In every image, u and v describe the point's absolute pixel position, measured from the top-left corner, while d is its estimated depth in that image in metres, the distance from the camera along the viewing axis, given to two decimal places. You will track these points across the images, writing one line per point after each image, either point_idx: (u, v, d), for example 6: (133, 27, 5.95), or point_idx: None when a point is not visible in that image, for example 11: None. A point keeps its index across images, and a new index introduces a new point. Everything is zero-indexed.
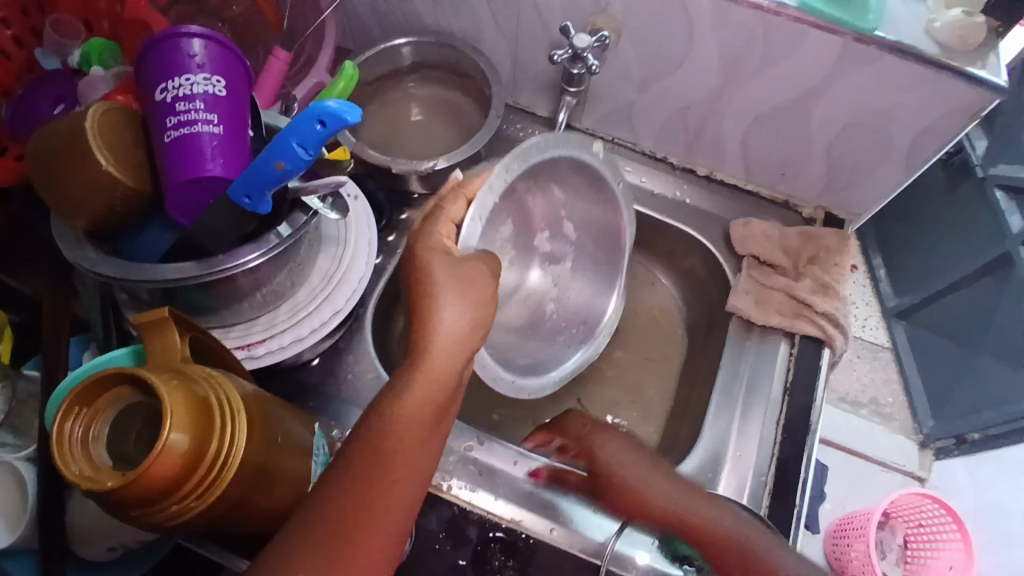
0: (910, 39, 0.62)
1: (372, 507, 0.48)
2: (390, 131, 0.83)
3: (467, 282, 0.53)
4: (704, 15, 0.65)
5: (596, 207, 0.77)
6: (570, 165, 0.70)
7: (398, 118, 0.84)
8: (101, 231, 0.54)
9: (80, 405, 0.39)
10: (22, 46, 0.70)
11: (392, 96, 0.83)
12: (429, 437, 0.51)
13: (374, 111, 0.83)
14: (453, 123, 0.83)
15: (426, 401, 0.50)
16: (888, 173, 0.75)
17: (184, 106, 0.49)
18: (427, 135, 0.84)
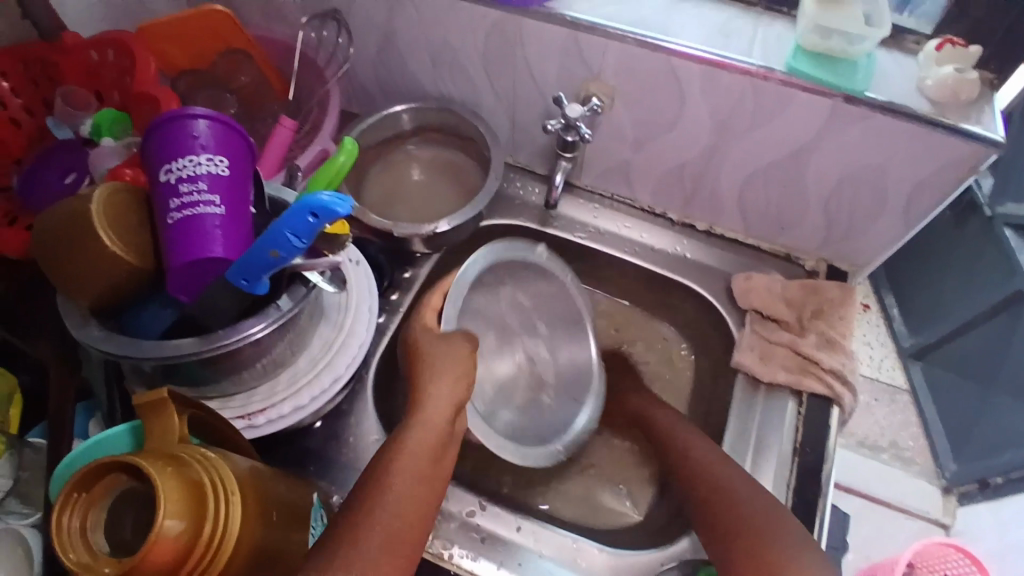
0: (900, 98, 0.63)
1: (375, 546, 0.50)
2: (392, 195, 0.85)
3: (455, 354, 0.65)
4: (692, 80, 0.67)
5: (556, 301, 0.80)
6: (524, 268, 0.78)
7: (399, 181, 0.85)
8: (106, 308, 0.55)
9: (78, 491, 0.39)
10: (33, 115, 0.74)
11: (395, 158, 0.85)
12: (429, 472, 0.57)
13: (376, 175, 0.85)
14: (455, 185, 0.85)
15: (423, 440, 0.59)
16: (887, 227, 0.75)
17: (187, 188, 0.51)
18: (429, 198, 0.85)
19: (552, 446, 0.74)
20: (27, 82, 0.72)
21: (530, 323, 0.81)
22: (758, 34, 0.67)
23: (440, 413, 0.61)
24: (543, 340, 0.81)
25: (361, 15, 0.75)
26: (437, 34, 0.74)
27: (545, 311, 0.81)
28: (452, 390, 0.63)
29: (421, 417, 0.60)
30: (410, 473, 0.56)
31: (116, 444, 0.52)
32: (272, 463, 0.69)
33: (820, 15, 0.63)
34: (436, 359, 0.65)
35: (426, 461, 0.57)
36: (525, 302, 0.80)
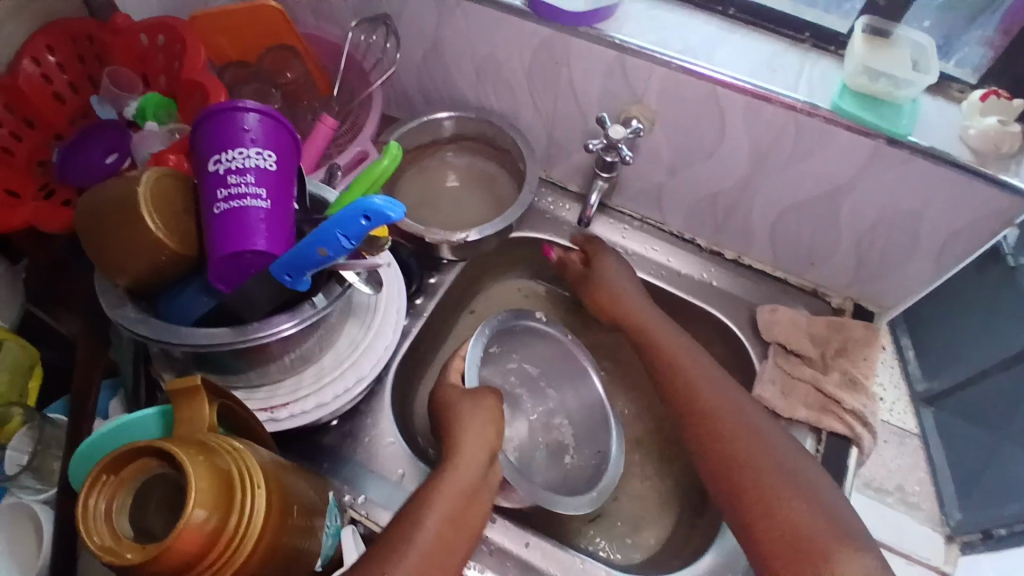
0: (942, 143, 0.63)
1: None
2: (427, 201, 0.86)
3: (482, 408, 0.66)
4: (735, 111, 0.67)
5: (560, 361, 0.80)
6: (531, 334, 0.79)
7: (434, 187, 0.86)
8: (142, 289, 0.55)
9: (107, 474, 0.40)
10: (78, 92, 0.75)
11: (429, 163, 0.86)
12: (459, 522, 0.59)
13: (411, 179, 0.85)
14: (488, 194, 0.86)
15: (455, 489, 0.60)
16: (916, 270, 0.75)
17: (235, 179, 0.51)
18: (462, 207, 0.86)
19: (587, 492, 0.70)
20: (75, 58, 0.73)
21: (537, 388, 0.82)
22: (805, 71, 0.67)
23: (467, 465, 0.62)
24: (556, 403, 0.81)
25: (412, 22, 0.76)
26: (484, 47, 0.75)
27: (554, 373, 0.81)
28: (481, 440, 0.64)
29: (453, 468, 0.62)
30: (439, 519, 0.58)
31: (142, 425, 0.52)
32: (288, 456, 0.69)
33: (869, 58, 0.64)
34: (463, 415, 0.66)
35: (451, 513, 0.59)
36: (534, 371, 0.81)
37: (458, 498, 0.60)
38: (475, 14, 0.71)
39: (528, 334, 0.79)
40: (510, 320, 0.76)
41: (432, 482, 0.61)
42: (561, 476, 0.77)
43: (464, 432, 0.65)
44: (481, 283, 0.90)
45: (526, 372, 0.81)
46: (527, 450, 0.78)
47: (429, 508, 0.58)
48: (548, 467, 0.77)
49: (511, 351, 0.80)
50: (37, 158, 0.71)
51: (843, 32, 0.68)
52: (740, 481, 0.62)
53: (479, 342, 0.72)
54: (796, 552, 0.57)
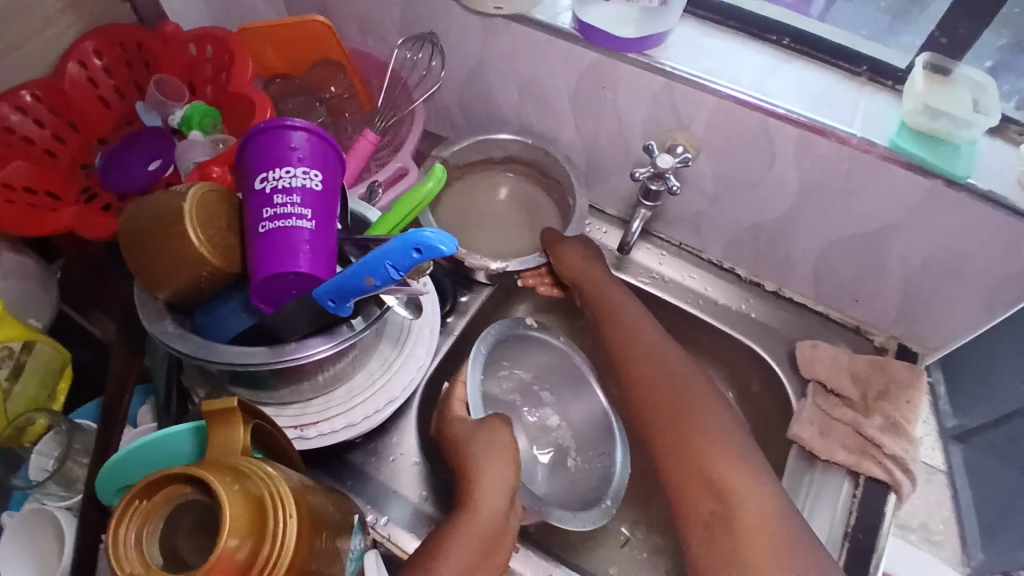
0: (1003, 188, 0.60)
1: None
2: (469, 223, 0.84)
3: (493, 444, 0.64)
4: (785, 143, 0.66)
5: (558, 367, 0.79)
6: (529, 343, 0.77)
7: (477, 209, 0.85)
8: (183, 303, 0.56)
9: (140, 499, 0.39)
10: (124, 97, 0.75)
11: (472, 184, 0.85)
12: (476, 567, 0.57)
13: (454, 200, 0.84)
14: (531, 221, 0.85)
15: (473, 536, 0.58)
16: (966, 313, 0.72)
17: (281, 199, 0.51)
18: (504, 233, 0.84)
19: (598, 503, 0.70)
20: (122, 63, 0.73)
21: (533, 394, 0.79)
22: (860, 105, 0.65)
23: (489, 505, 0.60)
24: (553, 406, 0.79)
25: (458, 41, 0.76)
26: (528, 68, 0.74)
27: (551, 378, 0.79)
28: (500, 479, 0.62)
29: (472, 512, 0.59)
30: (457, 568, 0.56)
31: (174, 442, 0.52)
32: (314, 472, 0.69)
33: (928, 96, 0.62)
34: (479, 450, 0.63)
35: (473, 559, 0.57)
36: (527, 377, 0.78)
37: (474, 545, 0.57)
38: (521, 35, 0.71)
39: (525, 343, 0.77)
40: (502, 332, 0.74)
41: (452, 525, 0.59)
42: (565, 481, 0.74)
43: (483, 473, 0.62)
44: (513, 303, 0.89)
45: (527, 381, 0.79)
46: (529, 459, 0.76)
47: (444, 558, 0.56)
48: (550, 475, 0.75)
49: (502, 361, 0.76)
50: (80, 163, 0.72)
51: (901, 67, 0.66)
52: (655, 434, 0.65)
53: (476, 364, 0.70)
54: (715, 543, 0.57)
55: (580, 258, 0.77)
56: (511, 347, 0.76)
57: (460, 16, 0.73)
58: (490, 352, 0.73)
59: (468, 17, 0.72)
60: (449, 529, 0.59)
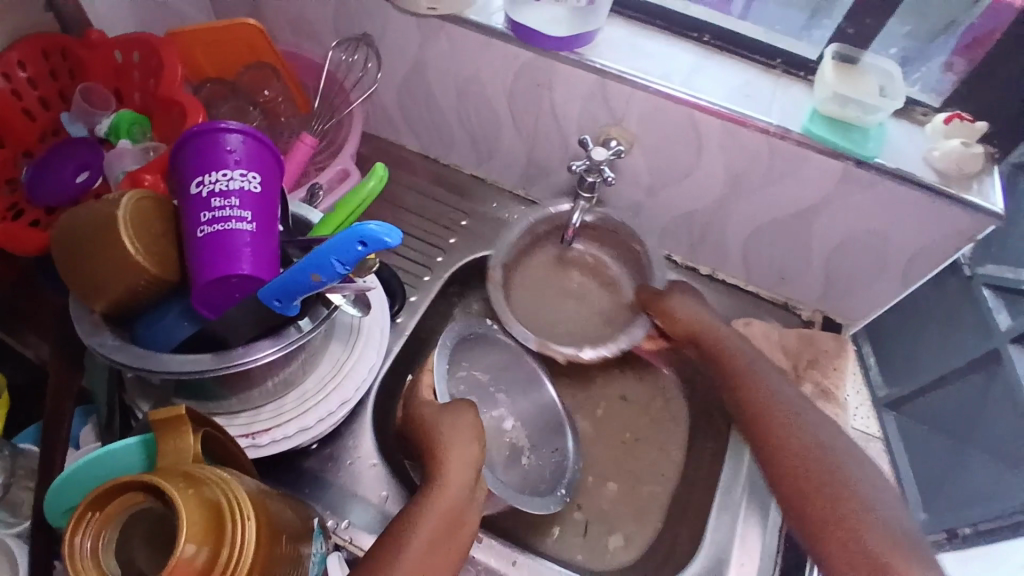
0: (910, 165, 0.66)
1: None
2: (545, 311, 0.84)
3: (457, 424, 0.67)
4: (711, 134, 0.69)
5: (510, 365, 0.80)
6: (484, 343, 0.78)
7: (547, 291, 0.86)
8: (118, 313, 0.54)
9: (93, 510, 0.39)
10: (48, 108, 0.72)
11: (533, 266, 0.86)
12: (445, 542, 0.58)
13: (521, 291, 0.85)
14: (600, 288, 0.86)
15: (441, 513, 0.60)
16: (884, 285, 0.78)
17: (219, 202, 0.51)
18: (582, 309, 0.85)
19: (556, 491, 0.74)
20: (47, 73, 0.70)
21: (489, 396, 0.79)
22: (777, 97, 0.70)
23: (455, 486, 0.62)
24: (507, 408, 0.79)
25: (393, 42, 0.77)
26: (467, 69, 0.76)
27: (506, 381, 0.80)
28: (465, 459, 0.65)
29: (439, 487, 0.62)
30: (424, 541, 0.57)
31: (116, 460, 0.51)
32: (268, 482, 0.67)
33: (837, 85, 0.67)
34: (445, 431, 0.66)
35: (436, 535, 0.58)
36: (484, 378, 0.79)
37: (442, 520, 0.59)
38: (457, 36, 0.72)
39: (481, 344, 0.78)
40: (460, 333, 0.75)
41: (418, 507, 0.60)
42: (521, 477, 0.76)
43: (449, 452, 0.65)
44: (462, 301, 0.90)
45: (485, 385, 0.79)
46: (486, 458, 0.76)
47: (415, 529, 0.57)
48: (507, 471, 0.76)
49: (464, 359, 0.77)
50: (6, 178, 0.69)
51: (812, 59, 0.72)
52: (808, 508, 0.60)
53: (442, 355, 0.74)
54: None
55: (690, 310, 0.78)
56: (467, 350, 0.77)
57: (396, 18, 0.73)
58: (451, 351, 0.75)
59: (404, 18, 0.73)
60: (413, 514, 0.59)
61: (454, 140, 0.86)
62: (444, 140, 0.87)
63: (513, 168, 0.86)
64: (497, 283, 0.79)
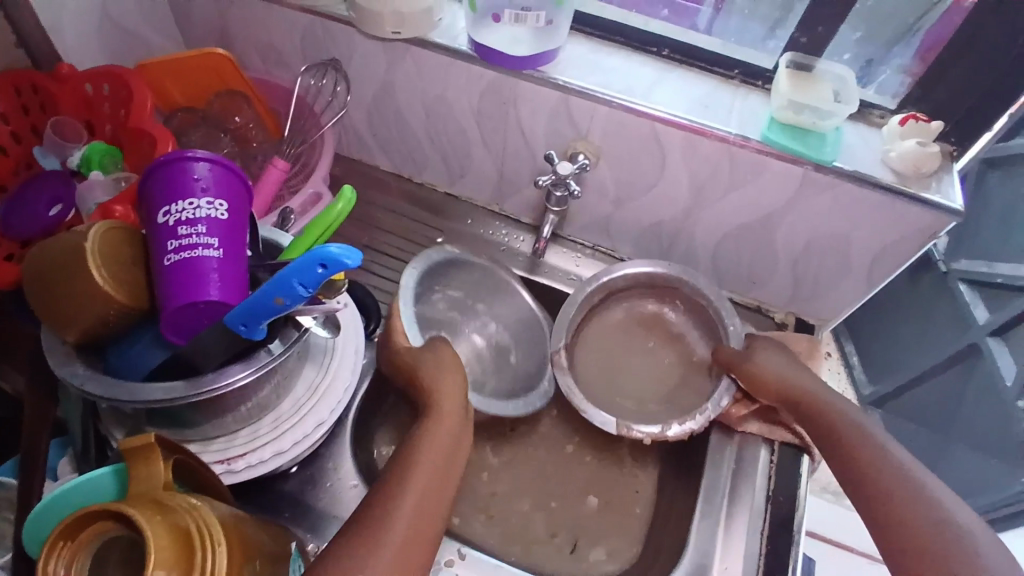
0: (867, 168, 0.68)
1: (408, 520, 0.53)
2: (619, 380, 0.82)
3: (441, 361, 0.68)
4: (673, 146, 0.71)
5: (484, 280, 0.82)
6: (460, 267, 0.80)
7: (618, 358, 0.83)
8: (90, 343, 0.55)
9: (64, 539, 0.40)
10: (20, 141, 0.72)
11: (600, 333, 0.84)
12: (452, 458, 0.60)
13: (589, 362, 0.82)
14: (670, 346, 0.83)
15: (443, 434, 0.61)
16: (852, 286, 0.79)
17: (186, 230, 0.51)
18: (657, 372, 0.82)
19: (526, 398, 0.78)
20: (19, 108, 0.70)
21: (468, 308, 0.82)
22: (735, 106, 0.72)
23: (447, 423, 0.63)
24: (487, 316, 0.83)
25: (361, 66, 0.78)
26: (434, 89, 0.77)
27: (481, 291, 0.82)
28: (455, 400, 0.65)
29: (437, 409, 0.64)
30: (432, 451, 0.59)
31: (90, 489, 0.51)
32: (246, 507, 0.67)
33: (792, 93, 0.69)
34: (429, 369, 0.67)
35: (445, 449, 0.60)
36: (460, 295, 0.82)
37: (447, 439, 0.61)
38: (423, 58, 0.74)
39: (455, 269, 0.80)
40: (429, 261, 0.76)
41: (420, 432, 0.61)
42: (510, 383, 0.80)
43: (438, 384, 0.66)
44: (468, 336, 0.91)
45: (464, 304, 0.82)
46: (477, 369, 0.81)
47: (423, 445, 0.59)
48: (497, 376, 0.81)
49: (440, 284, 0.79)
50: None
51: (768, 69, 0.74)
52: (893, 534, 0.56)
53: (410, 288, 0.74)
54: None
55: (779, 369, 0.71)
56: (442, 274, 0.79)
57: (362, 43, 0.75)
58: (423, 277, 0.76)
59: (370, 42, 0.75)
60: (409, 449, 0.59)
61: (426, 159, 0.88)
62: (415, 159, 0.89)
63: (485, 185, 0.88)
64: (563, 366, 0.76)
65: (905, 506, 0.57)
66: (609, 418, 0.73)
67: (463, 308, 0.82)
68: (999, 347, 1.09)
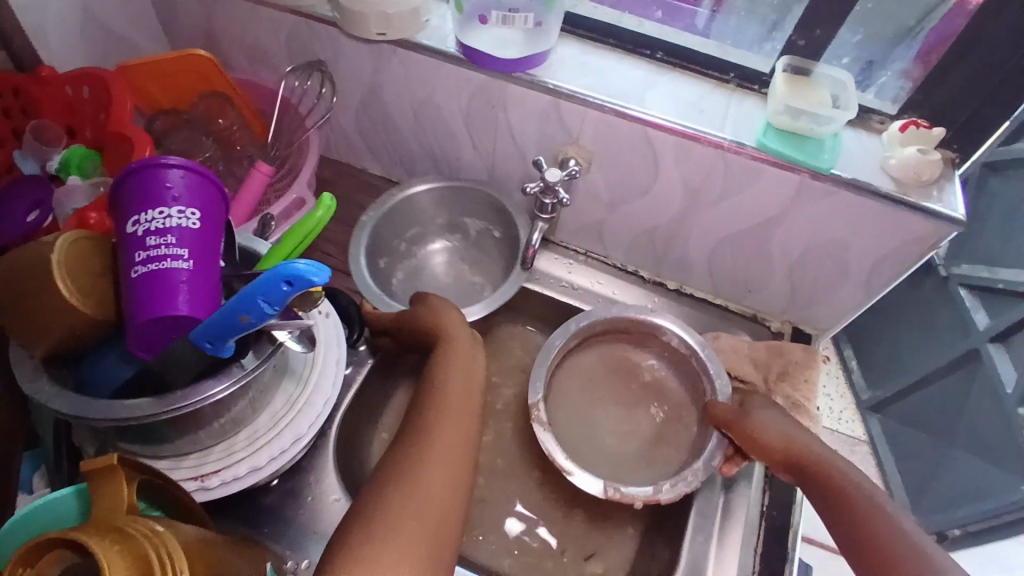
0: (865, 175, 0.66)
1: (433, 464, 0.53)
2: (593, 433, 0.79)
3: (433, 307, 0.70)
4: (666, 151, 0.69)
5: (408, 208, 0.82)
6: (394, 219, 0.82)
7: (589, 408, 0.80)
8: (58, 355, 0.52)
9: (21, 567, 0.38)
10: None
11: (573, 384, 0.81)
12: (469, 412, 0.60)
13: (562, 415, 0.79)
14: (645, 397, 0.81)
15: (460, 387, 0.62)
16: (849, 294, 0.77)
17: (156, 241, 0.49)
18: (635, 422, 0.79)
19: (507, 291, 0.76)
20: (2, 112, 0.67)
21: (420, 235, 0.86)
22: (730, 111, 0.70)
23: (459, 405, 0.60)
24: (434, 225, 0.86)
25: (346, 67, 0.76)
26: (422, 91, 0.75)
27: (412, 216, 0.83)
28: (465, 386, 0.63)
29: (447, 349, 0.66)
30: (451, 398, 0.60)
31: (61, 506, 0.49)
32: (223, 522, 0.65)
33: (788, 98, 0.67)
34: (432, 311, 0.70)
35: (462, 399, 0.61)
36: (409, 232, 0.85)
37: (465, 391, 0.62)
38: (409, 59, 0.72)
39: (390, 222, 0.81)
40: (365, 234, 0.78)
41: (435, 381, 0.62)
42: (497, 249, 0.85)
43: (446, 320, 0.69)
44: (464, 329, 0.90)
45: (426, 227, 0.86)
46: (467, 269, 0.88)
47: (443, 395, 0.60)
48: (486, 261, 0.87)
49: (385, 239, 0.82)
50: None
51: (764, 72, 0.72)
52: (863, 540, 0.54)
53: (360, 268, 0.76)
54: None
55: (776, 427, 0.66)
56: (385, 234, 0.81)
57: (347, 44, 0.73)
58: (373, 245, 0.79)
59: (355, 44, 0.73)
60: (423, 421, 0.58)
61: (414, 162, 0.86)
62: (404, 163, 0.87)
63: None
64: (543, 422, 0.70)
65: (873, 517, 0.55)
66: (599, 482, 0.67)
67: (422, 237, 0.86)
68: (999, 353, 1.06)
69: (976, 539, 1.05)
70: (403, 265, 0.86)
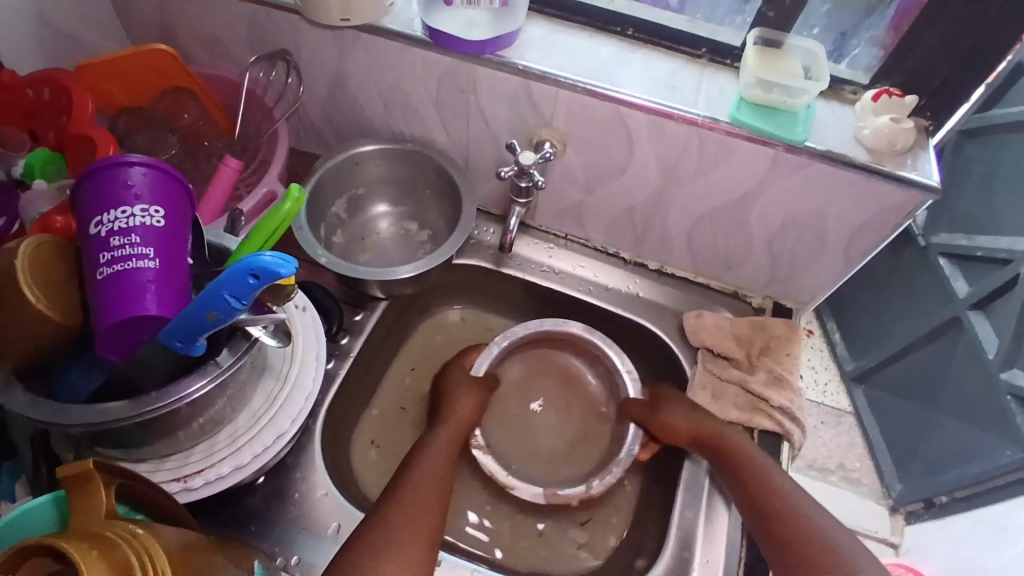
0: (839, 146, 0.66)
1: (420, 489, 0.64)
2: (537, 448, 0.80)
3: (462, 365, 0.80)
4: (640, 130, 0.69)
5: (353, 171, 0.80)
6: (335, 179, 0.79)
7: (518, 413, 0.81)
8: (31, 363, 0.51)
9: None
10: None
11: (508, 404, 0.82)
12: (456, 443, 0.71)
13: (493, 422, 0.81)
14: (575, 400, 0.82)
15: (457, 428, 0.72)
16: (827, 269, 0.78)
17: (119, 241, 0.48)
18: (563, 424, 0.81)
19: (462, 234, 0.74)
20: None
21: (358, 200, 0.83)
22: (703, 87, 0.69)
23: (450, 443, 0.70)
24: (376, 190, 0.84)
25: (313, 57, 0.75)
26: (390, 78, 0.74)
27: (350, 183, 0.81)
28: (457, 444, 0.71)
29: (451, 390, 0.76)
30: (445, 441, 0.70)
31: (34, 519, 0.48)
32: (208, 524, 0.64)
33: (760, 71, 0.66)
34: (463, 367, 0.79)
35: (455, 440, 0.71)
36: (350, 198, 0.82)
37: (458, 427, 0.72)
38: (376, 46, 0.71)
39: (331, 182, 0.79)
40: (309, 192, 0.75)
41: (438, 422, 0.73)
42: (441, 213, 0.84)
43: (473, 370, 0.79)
44: (442, 313, 0.90)
45: (370, 191, 0.83)
46: (411, 235, 0.86)
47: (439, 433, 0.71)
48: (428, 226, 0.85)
49: (323, 199, 0.79)
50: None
51: (736, 46, 0.71)
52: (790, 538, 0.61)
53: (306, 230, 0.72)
54: None
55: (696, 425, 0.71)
56: (325, 194, 0.78)
57: (312, 33, 0.72)
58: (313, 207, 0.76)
59: (320, 31, 0.71)
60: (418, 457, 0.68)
61: None
62: None
63: None
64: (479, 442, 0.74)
65: (795, 519, 0.62)
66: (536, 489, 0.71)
67: (362, 200, 0.84)
68: (980, 320, 1.07)
69: (964, 503, 1.09)
70: (346, 232, 0.84)
